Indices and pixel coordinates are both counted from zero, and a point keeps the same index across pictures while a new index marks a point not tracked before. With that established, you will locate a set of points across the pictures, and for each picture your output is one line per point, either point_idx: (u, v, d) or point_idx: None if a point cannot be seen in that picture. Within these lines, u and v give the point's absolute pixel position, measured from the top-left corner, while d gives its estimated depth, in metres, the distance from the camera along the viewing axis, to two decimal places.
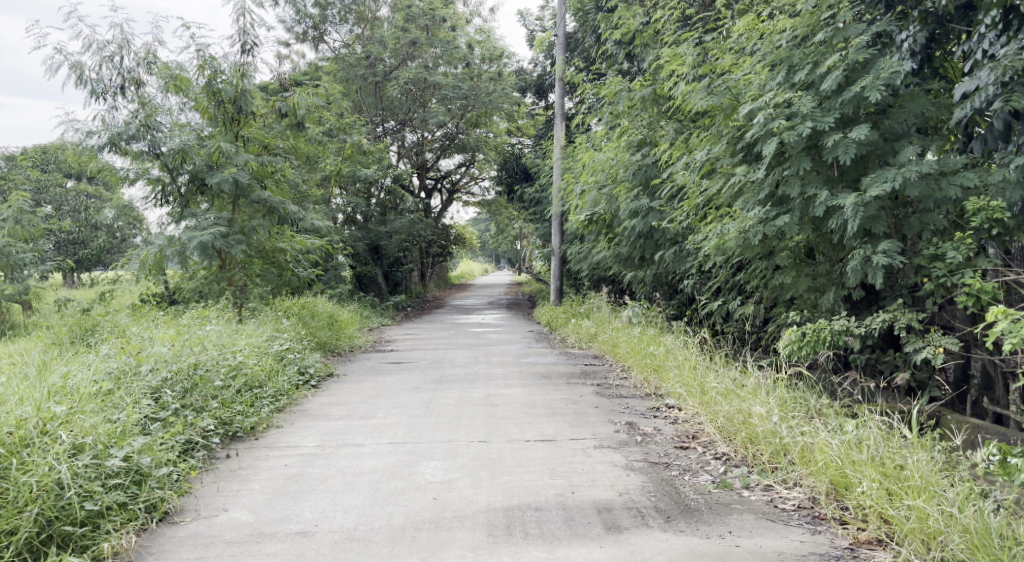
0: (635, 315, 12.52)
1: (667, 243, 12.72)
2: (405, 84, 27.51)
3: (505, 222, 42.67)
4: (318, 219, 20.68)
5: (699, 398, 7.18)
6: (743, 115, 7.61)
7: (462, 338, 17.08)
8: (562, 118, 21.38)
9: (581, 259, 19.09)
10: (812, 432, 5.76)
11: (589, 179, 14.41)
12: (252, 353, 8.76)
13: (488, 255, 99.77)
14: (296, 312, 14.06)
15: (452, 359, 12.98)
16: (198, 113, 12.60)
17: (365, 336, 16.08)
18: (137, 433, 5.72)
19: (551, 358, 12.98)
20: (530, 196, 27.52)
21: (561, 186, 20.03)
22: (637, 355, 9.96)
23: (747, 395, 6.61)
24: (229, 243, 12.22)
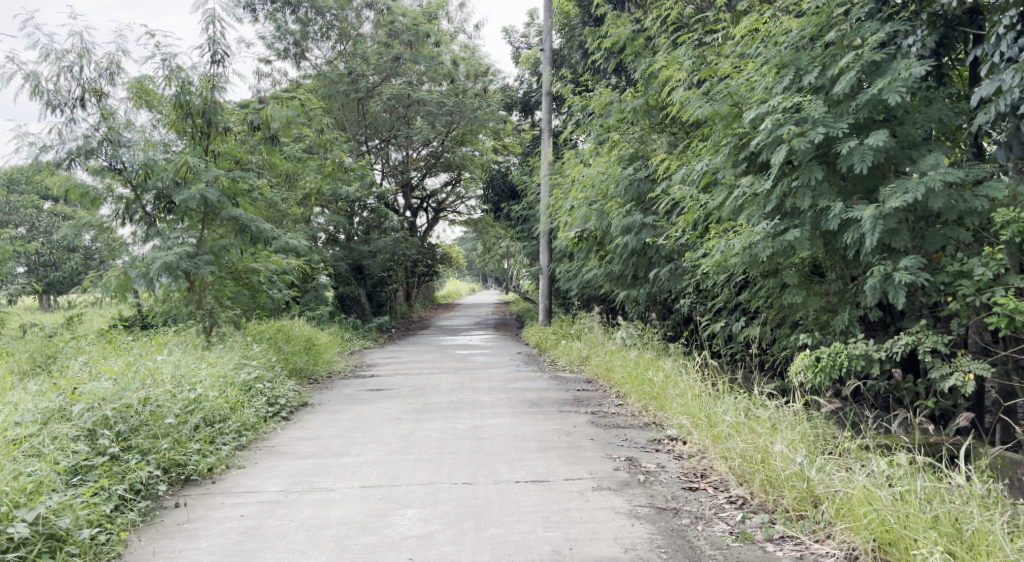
0: (629, 337, 11.88)
1: (662, 261, 12.10)
2: (389, 101, 26.90)
3: (492, 240, 42.05)
4: (298, 238, 19.98)
5: (706, 431, 6.51)
6: (748, 121, 6.96)
7: (447, 360, 16.37)
8: (549, 134, 20.81)
9: (571, 278, 18.47)
10: (844, 478, 5.11)
11: (578, 194, 13.81)
12: (214, 385, 8.05)
13: (475, 274, 99.23)
14: (271, 336, 13.35)
15: (434, 385, 12.27)
16: (165, 127, 11.95)
17: (345, 361, 15.35)
18: (56, 489, 5.01)
19: (540, 382, 12.30)
20: (517, 214, 26.92)
21: (549, 203, 19.44)
22: (632, 381, 9.29)
23: (762, 430, 5.95)
24: (197, 264, 11.52)
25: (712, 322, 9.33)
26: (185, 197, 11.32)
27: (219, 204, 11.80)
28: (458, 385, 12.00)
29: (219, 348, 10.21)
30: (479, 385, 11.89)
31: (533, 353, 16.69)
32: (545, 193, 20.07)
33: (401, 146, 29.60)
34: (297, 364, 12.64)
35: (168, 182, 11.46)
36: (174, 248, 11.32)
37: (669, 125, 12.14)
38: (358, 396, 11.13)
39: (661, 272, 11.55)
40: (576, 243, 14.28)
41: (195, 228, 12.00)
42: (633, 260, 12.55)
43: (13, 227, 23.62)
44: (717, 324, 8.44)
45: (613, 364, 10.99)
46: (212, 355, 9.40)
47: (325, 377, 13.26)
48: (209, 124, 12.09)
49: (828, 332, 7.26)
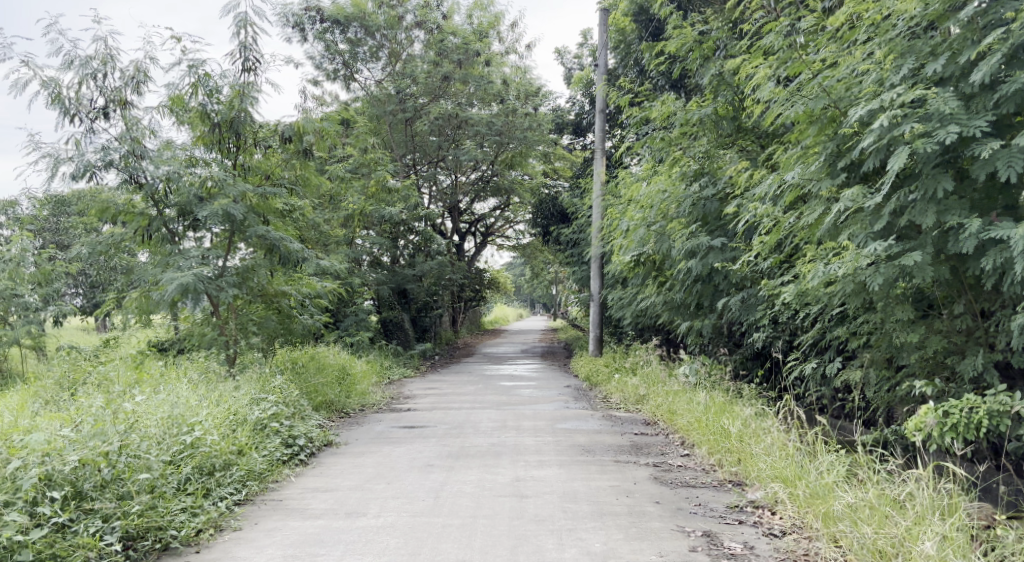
0: (695, 372, 10.74)
1: (730, 289, 10.92)
2: (436, 121, 26.06)
3: (540, 265, 40.96)
4: (338, 261, 19.10)
5: (814, 511, 5.34)
6: (854, 118, 5.72)
7: (491, 393, 15.24)
8: (602, 154, 19.70)
9: (624, 306, 17.32)
10: None
11: (636, 214, 12.72)
12: (221, 427, 7.05)
13: (523, 301, 98.23)
14: (301, 365, 12.38)
15: (474, 422, 11.18)
16: (192, 137, 10.91)
17: (381, 392, 14.31)
18: None
19: (592, 422, 11.12)
20: (567, 238, 25.81)
21: (602, 226, 18.36)
22: (704, 430, 8.11)
23: (896, 522, 4.82)
24: (219, 287, 10.62)
25: (796, 361, 8.11)
26: (208, 214, 10.39)
27: (246, 221, 10.83)
28: (501, 424, 10.86)
29: (238, 379, 9.26)
30: (524, 424, 10.74)
31: (583, 385, 15.54)
32: (597, 217, 19.03)
33: (449, 167, 28.75)
34: (326, 397, 11.65)
35: (190, 197, 10.55)
36: (193, 269, 10.24)
37: (740, 139, 10.97)
38: (391, 434, 10.08)
39: (731, 300, 10.43)
40: (632, 267, 13.16)
41: (222, 251, 11.05)
42: (698, 286, 11.43)
43: (53, 244, 23.16)
44: (807, 365, 7.23)
45: (677, 405, 9.82)
46: (225, 389, 8.42)
47: (359, 409, 12.28)
48: (239, 133, 10.98)
49: (951, 378, 6.03)
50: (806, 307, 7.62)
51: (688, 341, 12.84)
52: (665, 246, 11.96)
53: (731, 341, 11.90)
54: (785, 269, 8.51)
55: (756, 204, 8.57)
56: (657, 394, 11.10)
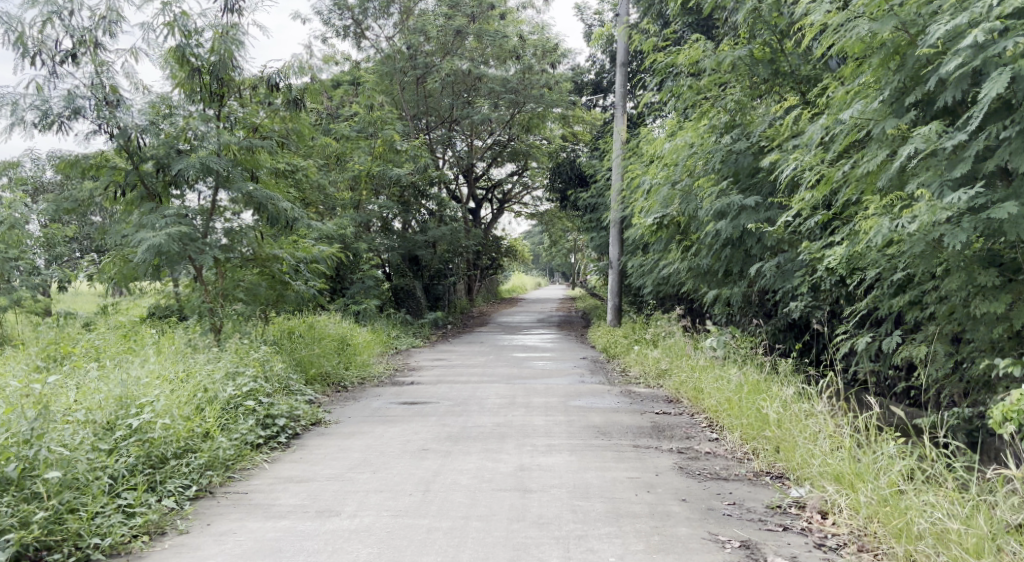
0: (723, 344, 9.81)
1: (763, 253, 9.95)
2: (448, 78, 24.94)
3: (558, 233, 39.88)
4: (344, 224, 18.17)
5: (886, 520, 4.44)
6: (936, 36, 4.79)
7: (503, 365, 14.33)
8: (623, 111, 18.63)
9: (646, 272, 16.39)
10: None
11: (660, 173, 11.76)
12: (178, 408, 6.13)
13: (541, 269, 97.44)
14: (296, 337, 11.48)
15: (480, 398, 10.26)
16: (173, 85, 9.93)
17: (384, 363, 13.41)
18: None
19: (609, 399, 10.20)
20: (585, 203, 24.77)
21: (622, 189, 17.37)
22: (740, 413, 7.15)
23: (994, 546, 3.92)
24: (201, 248, 9.71)
25: (844, 334, 7.16)
26: (183, 167, 9.48)
27: (229, 176, 9.95)
28: (509, 401, 9.93)
29: (216, 350, 8.37)
30: (534, 401, 9.81)
31: (600, 358, 14.62)
32: (616, 179, 18.07)
33: (463, 129, 27.65)
34: (320, 371, 10.76)
35: (166, 149, 9.60)
36: (166, 228, 9.14)
37: (776, 86, 9.97)
38: (388, 411, 9.19)
39: (765, 266, 9.49)
40: (655, 232, 12.19)
41: (204, 212, 10.11)
42: (726, 251, 10.51)
43: None
44: (858, 339, 6.29)
45: (705, 383, 8.86)
46: (198, 363, 7.50)
47: (358, 381, 11.40)
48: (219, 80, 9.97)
49: None
50: (859, 274, 6.70)
51: (714, 310, 11.89)
52: (692, 206, 11.00)
53: (762, 311, 11.00)
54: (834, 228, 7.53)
55: (799, 156, 7.60)
56: (681, 369, 10.16)
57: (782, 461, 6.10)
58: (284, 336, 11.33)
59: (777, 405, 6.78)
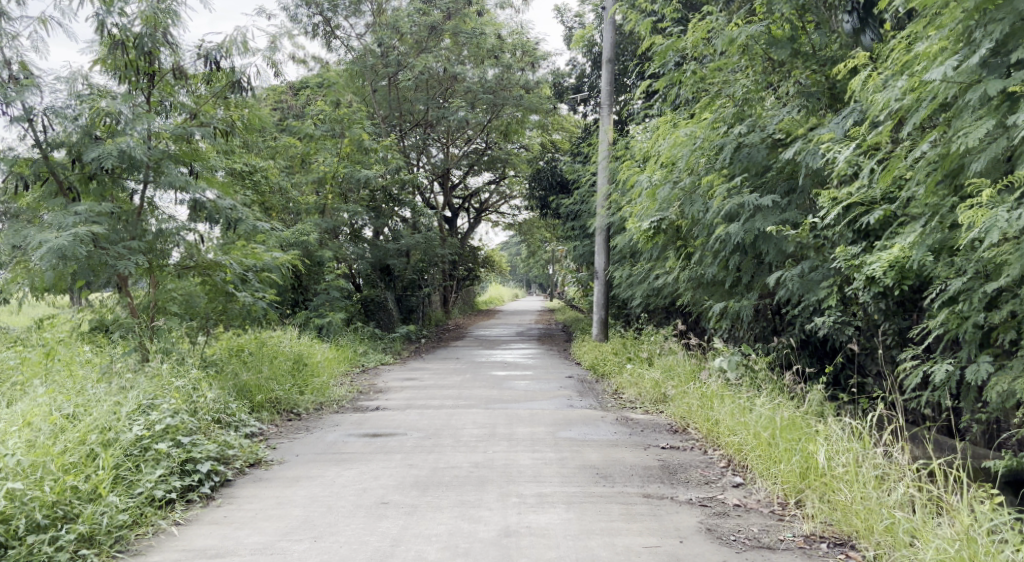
0: (735, 364, 8.57)
1: (780, 261, 8.66)
2: (421, 78, 23.51)
3: (537, 243, 38.48)
4: (304, 231, 16.69)
5: None
6: None
7: (481, 385, 12.95)
8: (608, 110, 17.40)
9: (636, 282, 15.17)
10: None
11: (657, 170, 10.51)
12: (51, 460, 4.78)
13: (518, 280, 96.39)
14: (242, 358, 10.04)
15: (454, 427, 8.86)
16: (94, 61, 8.50)
17: (346, 384, 11.96)
18: None
19: (604, 429, 8.85)
20: (566, 210, 23.49)
21: (609, 193, 16.16)
22: (774, 455, 5.82)
23: None
24: (121, 254, 8.19)
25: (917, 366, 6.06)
26: (99, 155, 8.08)
27: (160, 167, 8.59)
28: (488, 432, 8.54)
29: (130, 375, 6.92)
30: (518, 433, 8.42)
31: (588, 377, 13.30)
32: (601, 183, 16.84)
33: (438, 133, 26.25)
34: (266, 397, 9.29)
35: (82, 136, 8.15)
36: (75, 229, 7.64)
37: (793, 69, 8.74)
38: (345, 445, 7.76)
39: (786, 275, 8.18)
40: (650, 238, 10.93)
41: (130, 211, 8.67)
42: (735, 258, 9.29)
43: None
44: (938, 368, 5.30)
45: (721, 414, 7.54)
46: (101, 394, 6.08)
47: (315, 407, 9.96)
48: (147, 56, 8.58)
49: None
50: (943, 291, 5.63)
51: (715, 327, 10.66)
52: (696, 208, 9.73)
53: (773, 328, 9.79)
54: (898, 229, 6.38)
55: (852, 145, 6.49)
56: (685, 395, 8.85)
57: (841, 525, 4.80)
58: (227, 358, 9.85)
59: (827, 449, 5.45)
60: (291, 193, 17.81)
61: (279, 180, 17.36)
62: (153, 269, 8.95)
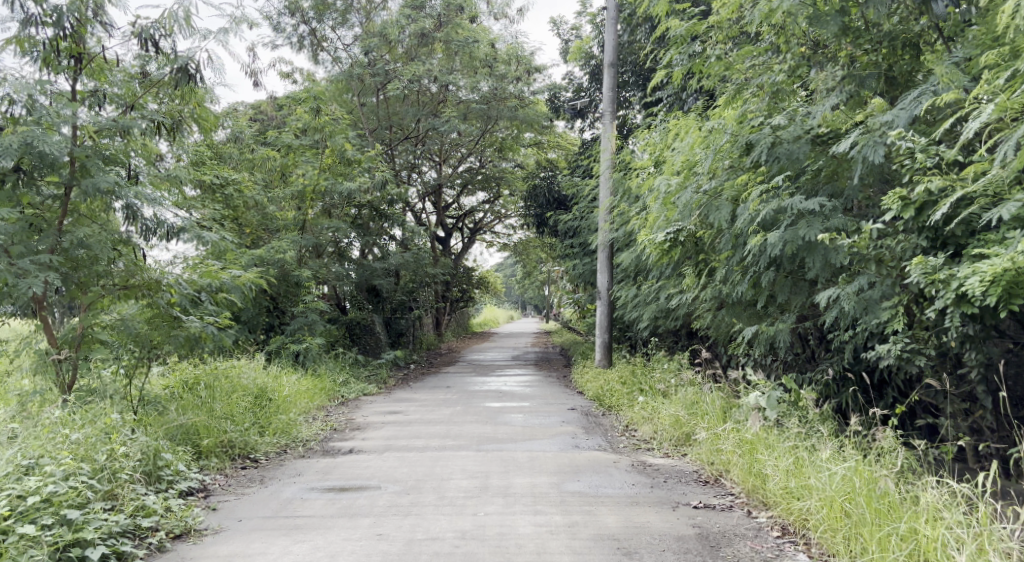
0: (779, 400, 7.24)
1: (827, 275, 7.25)
2: (410, 88, 22.13)
3: (532, 264, 37.11)
4: (280, 249, 15.28)
5: None
6: None
7: (472, 418, 11.53)
8: (611, 117, 16.11)
9: (644, 302, 13.86)
10: None
11: (676, 174, 9.14)
12: None
13: (512, 300, 95.20)
14: (192, 400, 8.62)
15: (440, 477, 7.41)
16: (8, 40, 7.09)
17: (318, 421, 10.51)
18: None
19: (617, 477, 7.42)
20: (565, 228, 22.13)
21: (613, 206, 14.86)
22: (867, 534, 4.71)
23: None
24: (26, 270, 6.74)
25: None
26: None
27: (85, 168, 7.18)
28: (479, 484, 7.08)
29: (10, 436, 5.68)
30: (515, 486, 6.99)
31: (593, 409, 11.88)
32: (605, 197, 15.59)
33: (429, 147, 24.93)
34: (214, 444, 7.86)
35: None
36: None
37: (841, 49, 7.40)
38: (304, 507, 6.30)
39: (839, 293, 6.76)
40: (666, 253, 9.56)
41: (51, 220, 7.26)
42: (771, 274, 7.92)
43: None
44: None
45: (772, 467, 6.16)
46: None
47: (278, 451, 8.55)
48: (70, 34, 7.15)
49: None
50: None
51: (742, 354, 9.30)
52: (723, 217, 8.33)
53: (812, 355, 8.48)
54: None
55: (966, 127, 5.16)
56: (717, 441, 7.45)
57: None
58: (172, 401, 8.40)
59: (952, 529, 4.40)
60: (269, 209, 16.36)
61: (254, 195, 15.89)
62: (83, 292, 7.51)
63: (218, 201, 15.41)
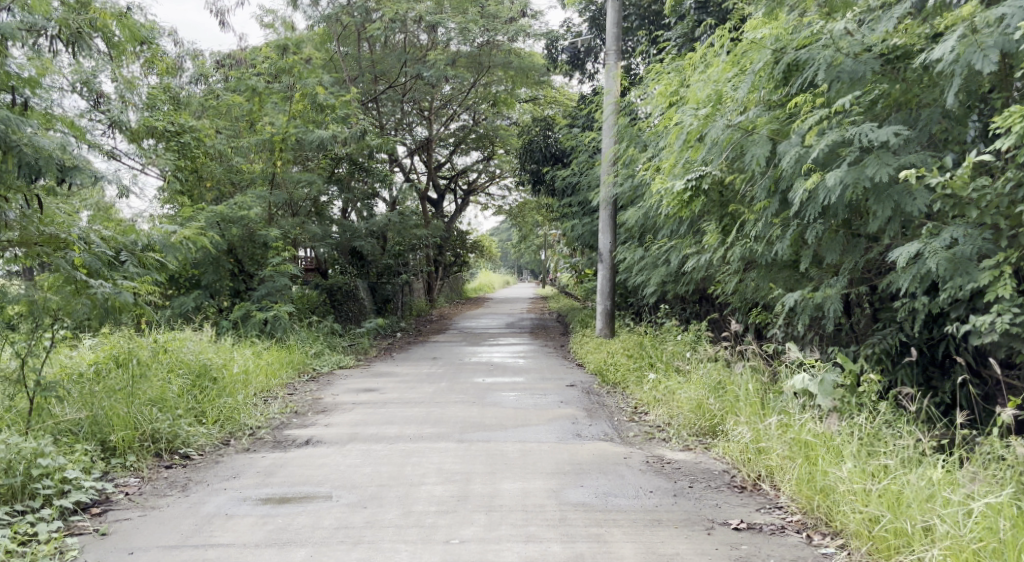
0: (835, 386, 5.78)
1: (898, 227, 5.67)
2: (395, 33, 20.35)
3: (528, 227, 35.54)
4: (243, 205, 13.69)
5: None
6: None
7: (456, 396, 10.08)
8: (614, 58, 14.52)
9: (653, 264, 12.40)
10: None
11: (700, 105, 7.53)
12: None
13: (507, 265, 93.91)
14: (111, 384, 7.14)
15: (408, 482, 5.92)
16: None
17: (276, 404, 9.05)
18: None
19: (629, 479, 5.94)
20: (562, 186, 20.53)
21: (617, 157, 13.34)
22: None
23: None
24: None
25: None
26: None
27: None
28: (457, 493, 5.61)
29: None
30: (501, 495, 5.53)
31: (595, 386, 10.43)
32: (607, 147, 14.07)
33: (416, 101, 23.28)
34: (130, 439, 6.39)
35: None
36: None
37: None
38: (224, 531, 4.85)
39: (921, 250, 5.15)
40: (684, 204, 7.99)
41: None
42: (821, 227, 6.37)
43: None
44: None
45: (846, 483, 4.71)
46: None
47: (219, 444, 7.07)
48: None
49: None
50: None
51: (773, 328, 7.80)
52: (759, 157, 6.73)
53: (858, 327, 7.04)
54: None
55: None
56: (756, 437, 5.97)
57: None
58: (83, 388, 6.91)
59: None
60: (234, 160, 14.77)
61: (215, 144, 14.37)
62: None
63: (173, 151, 13.82)
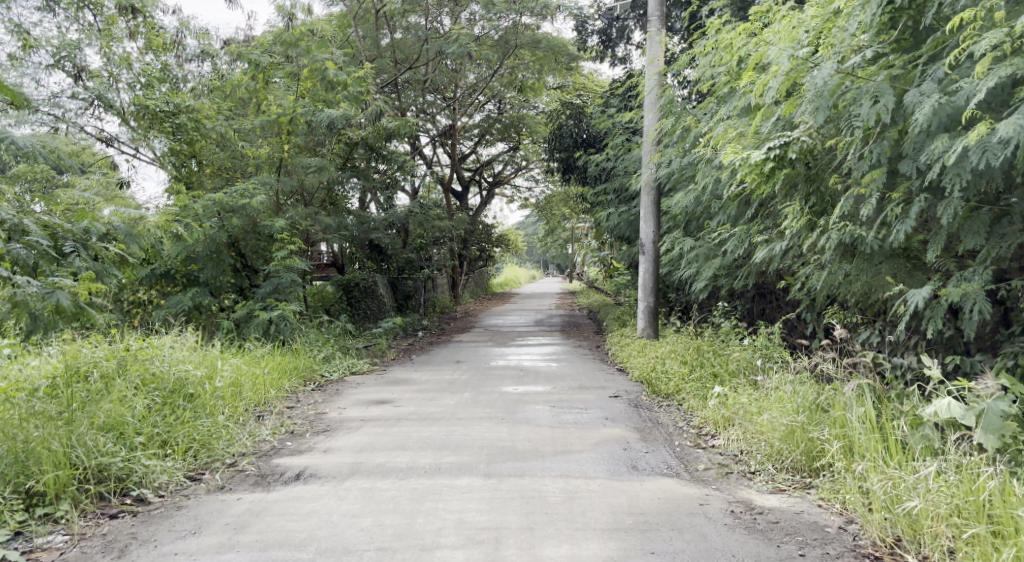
0: (1003, 418, 4.47)
1: None
2: (414, 12, 18.82)
3: (556, 221, 33.98)
4: (245, 192, 12.28)
5: None
6: None
7: (481, 411, 8.59)
8: (659, 23, 12.92)
9: (706, 255, 10.86)
10: None
11: (795, 48, 6.07)
12: None
13: (533, 259, 92.51)
14: (52, 410, 5.69)
15: (420, 545, 4.48)
16: None
17: (268, 424, 7.57)
18: None
19: (714, 543, 4.45)
20: (594, 173, 18.96)
21: (664, 134, 11.78)
22: None
23: None
24: None
25: None
26: None
27: None
28: None
29: None
30: None
31: (643, 399, 8.90)
32: (650, 125, 12.57)
33: (438, 88, 21.81)
34: (65, 480, 5.03)
35: None
36: None
37: None
38: None
39: None
40: (766, 176, 6.51)
41: None
42: (961, 205, 4.94)
43: None
44: None
45: None
46: None
47: (187, 481, 5.60)
48: None
49: None
50: None
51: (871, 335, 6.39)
52: (885, 107, 5.25)
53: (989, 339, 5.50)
54: None
55: None
56: (890, 483, 4.54)
57: None
58: (12, 415, 5.51)
59: None
60: (238, 145, 13.31)
61: (217, 126, 12.74)
62: None
63: (167, 134, 12.28)
